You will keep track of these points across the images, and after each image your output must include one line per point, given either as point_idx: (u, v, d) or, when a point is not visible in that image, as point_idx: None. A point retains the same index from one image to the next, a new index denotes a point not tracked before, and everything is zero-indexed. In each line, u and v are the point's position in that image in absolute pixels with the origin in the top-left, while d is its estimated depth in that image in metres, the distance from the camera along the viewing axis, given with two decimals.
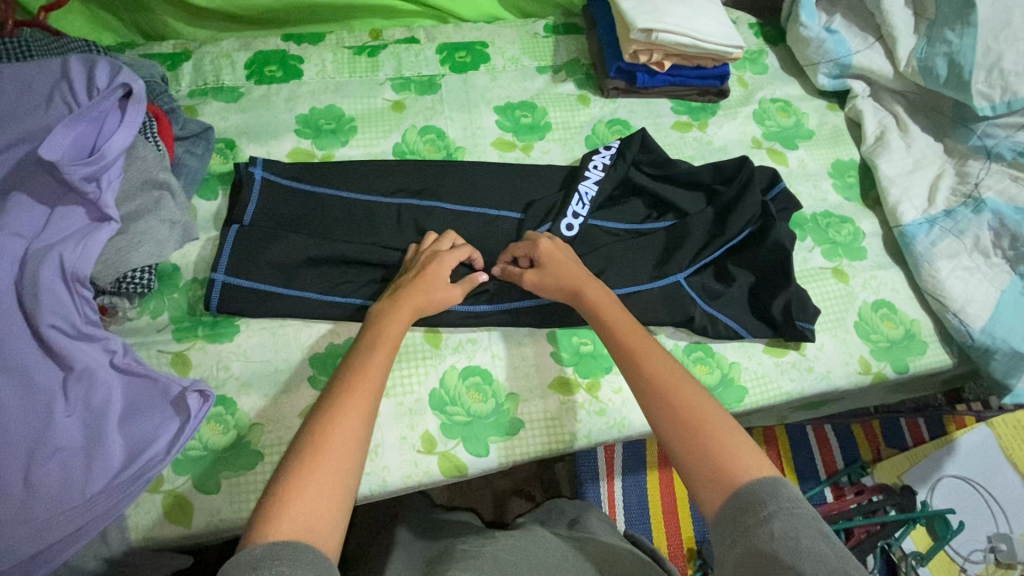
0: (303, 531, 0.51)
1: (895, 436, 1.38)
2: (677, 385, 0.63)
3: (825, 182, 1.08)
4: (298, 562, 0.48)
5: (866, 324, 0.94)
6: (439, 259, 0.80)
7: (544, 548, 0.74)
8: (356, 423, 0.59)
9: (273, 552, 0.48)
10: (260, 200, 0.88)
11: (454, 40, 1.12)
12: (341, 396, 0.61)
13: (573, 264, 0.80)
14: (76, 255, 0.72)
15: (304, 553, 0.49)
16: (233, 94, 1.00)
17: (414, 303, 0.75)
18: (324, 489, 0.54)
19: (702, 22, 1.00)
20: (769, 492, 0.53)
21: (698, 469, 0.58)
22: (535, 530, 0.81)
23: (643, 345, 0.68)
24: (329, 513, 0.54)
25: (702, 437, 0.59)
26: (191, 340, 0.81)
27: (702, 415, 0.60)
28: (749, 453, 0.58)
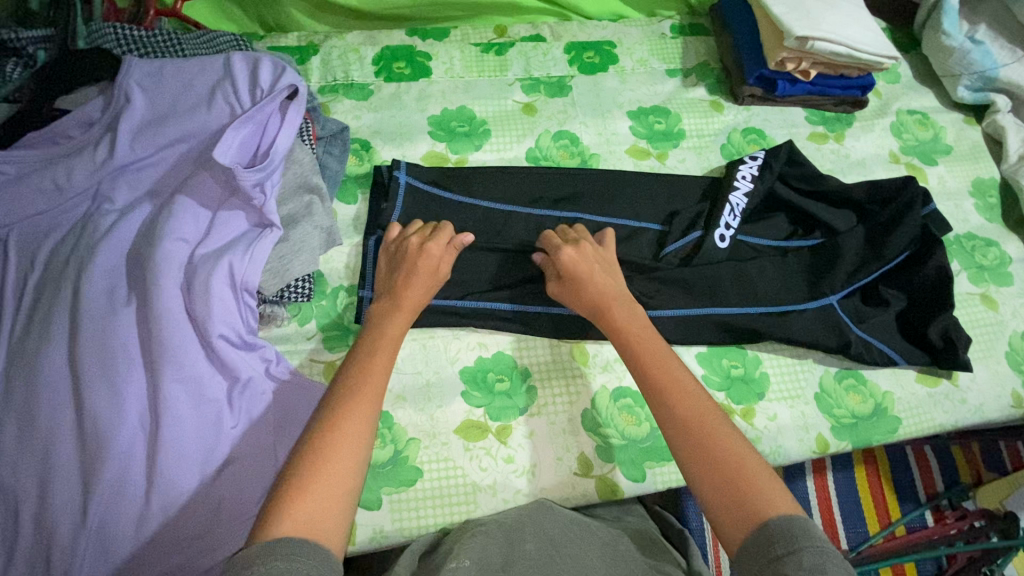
0: (304, 529, 0.51)
1: (996, 461, 1.35)
2: (706, 421, 0.61)
3: (967, 201, 1.03)
4: (293, 557, 0.47)
5: (1017, 355, 0.91)
6: (426, 248, 0.77)
7: (555, 522, 0.67)
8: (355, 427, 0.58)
9: (268, 550, 0.48)
10: (405, 206, 0.86)
11: (581, 39, 1.07)
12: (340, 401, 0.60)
13: (596, 273, 0.76)
14: (245, 264, 0.71)
15: (299, 545, 0.49)
16: (364, 92, 0.97)
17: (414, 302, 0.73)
18: (324, 490, 0.54)
19: (855, 29, 0.96)
20: (795, 528, 0.52)
21: (721, 497, 0.56)
22: (548, 502, 0.73)
23: (680, 376, 0.65)
24: (332, 512, 0.53)
25: (736, 480, 0.56)
26: (343, 350, 0.79)
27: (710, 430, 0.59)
28: (773, 486, 0.56)
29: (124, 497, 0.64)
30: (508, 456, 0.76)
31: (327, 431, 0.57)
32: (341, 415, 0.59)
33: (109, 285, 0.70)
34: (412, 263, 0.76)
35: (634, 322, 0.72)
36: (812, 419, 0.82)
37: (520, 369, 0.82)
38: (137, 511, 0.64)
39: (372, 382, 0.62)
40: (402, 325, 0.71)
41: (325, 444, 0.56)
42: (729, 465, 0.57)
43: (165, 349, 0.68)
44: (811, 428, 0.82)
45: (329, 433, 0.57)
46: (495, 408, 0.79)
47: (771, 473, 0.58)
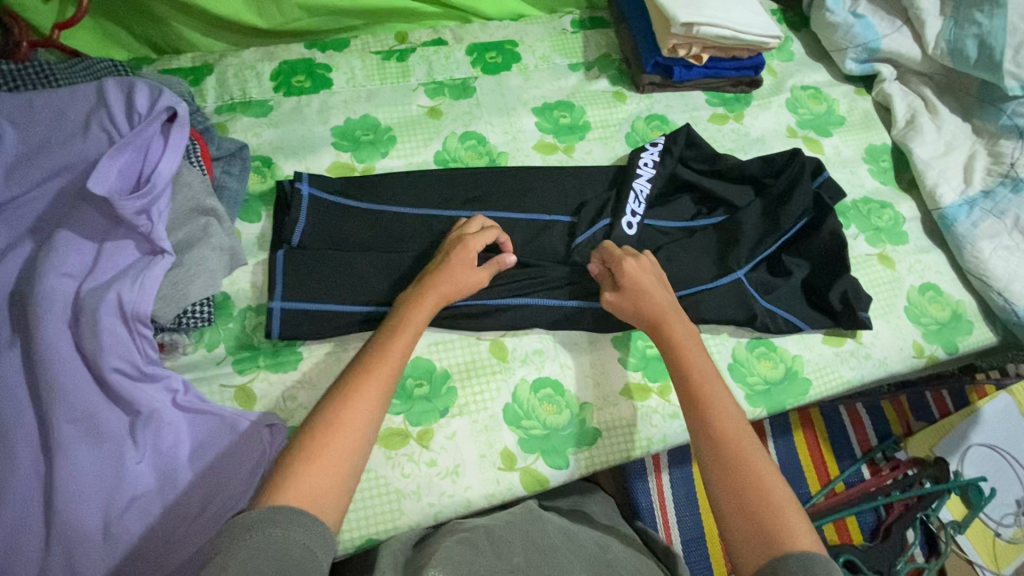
0: (308, 503, 0.54)
1: (923, 410, 1.43)
2: (736, 441, 0.63)
3: (861, 167, 1.08)
4: (288, 526, 0.50)
5: (916, 308, 0.96)
6: (467, 243, 0.79)
7: (544, 531, 0.70)
8: (368, 408, 0.61)
9: (267, 516, 0.51)
10: (309, 218, 0.85)
11: (483, 40, 1.08)
12: (357, 384, 0.63)
13: (657, 288, 0.78)
14: (135, 293, 0.69)
15: (298, 516, 0.52)
16: (263, 108, 0.96)
17: (440, 292, 0.75)
18: (330, 469, 0.56)
19: (738, 12, 1.00)
20: (814, 563, 0.52)
21: (735, 511, 0.59)
22: (531, 503, 0.76)
23: (715, 392, 0.68)
24: (333, 489, 0.56)
25: (752, 499, 0.59)
26: (254, 371, 0.78)
27: (744, 451, 0.62)
28: (799, 520, 0.57)
29: (21, 545, 0.62)
30: (431, 459, 0.76)
31: (341, 412, 0.60)
32: (354, 397, 0.61)
33: None
34: (447, 255, 0.79)
35: (686, 337, 0.74)
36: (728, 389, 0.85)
37: (438, 371, 0.81)
38: (38, 557, 0.62)
39: (384, 369, 0.65)
40: (423, 319, 0.72)
41: (335, 424, 0.59)
42: (757, 484, 0.60)
43: (55, 389, 0.65)
44: None
45: (342, 411, 0.61)
46: (415, 412, 0.78)
47: (800, 511, 0.59)
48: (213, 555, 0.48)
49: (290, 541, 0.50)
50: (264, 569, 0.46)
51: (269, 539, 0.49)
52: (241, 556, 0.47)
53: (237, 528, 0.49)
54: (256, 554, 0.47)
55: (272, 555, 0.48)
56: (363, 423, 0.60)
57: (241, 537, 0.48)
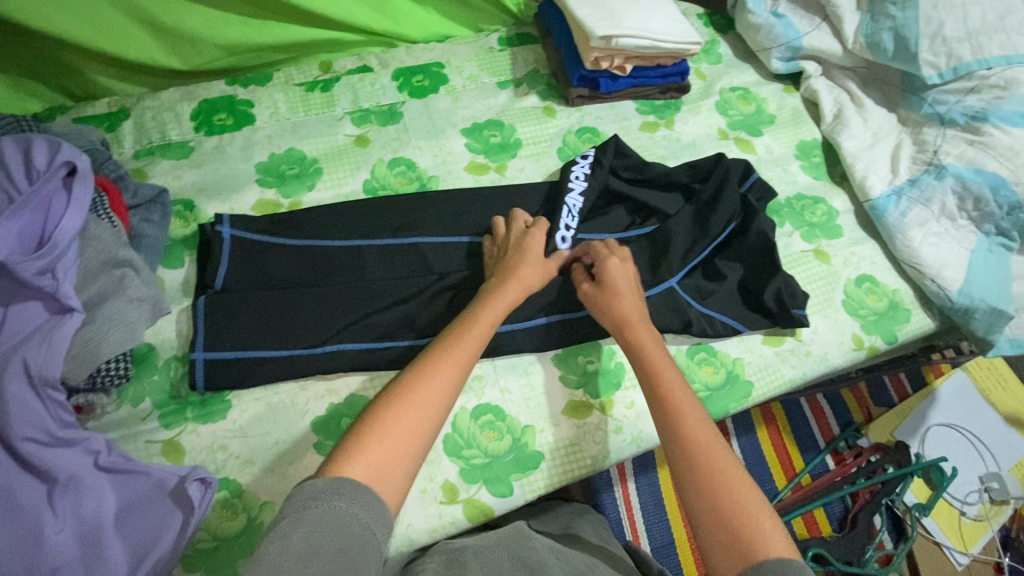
0: (373, 479, 0.55)
1: (882, 395, 1.45)
2: (710, 443, 0.62)
3: (793, 164, 1.10)
4: (354, 503, 0.52)
5: (853, 301, 0.97)
6: (537, 234, 0.83)
7: (533, 550, 0.67)
8: (438, 394, 0.62)
9: (332, 487, 0.52)
10: (232, 261, 0.83)
11: (409, 64, 1.08)
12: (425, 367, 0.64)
13: (629, 291, 0.79)
14: (41, 357, 0.67)
15: (361, 493, 0.53)
16: (183, 150, 0.94)
17: (519, 283, 0.77)
18: (393, 448, 0.57)
19: (657, 22, 1.01)
20: (789, 569, 0.51)
21: (711, 520, 0.57)
22: (523, 527, 0.75)
23: (685, 399, 0.66)
24: (395, 472, 0.56)
25: (732, 506, 0.57)
26: (181, 424, 0.76)
27: (714, 453, 0.61)
28: (773, 524, 0.55)
29: None
30: None
31: (412, 393, 0.61)
32: (426, 381, 0.63)
33: None
34: (527, 245, 0.82)
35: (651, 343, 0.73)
36: None
37: None
38: None
39: (455, 358, 0.66)
40: (502, 308, 0.74)
41: (403, 405, 0.60)
42: (731, 488, 0.58)
43: None
44: None
45: (413, 392, 0.61)
46: None
47: (773, 514, 0.57)
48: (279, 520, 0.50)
49: (351, 519, 0.51)
50: (323, 544, 0.48)
51: (333, 512, 0.50)
52: (301, 528, 0.49)
53: (303, 496, 0.51)
54: (316, 528, 0.49)
55: (336, 527, 0.49)
56: (431, 406, 0.61)
57: (305, 507, 0.50)
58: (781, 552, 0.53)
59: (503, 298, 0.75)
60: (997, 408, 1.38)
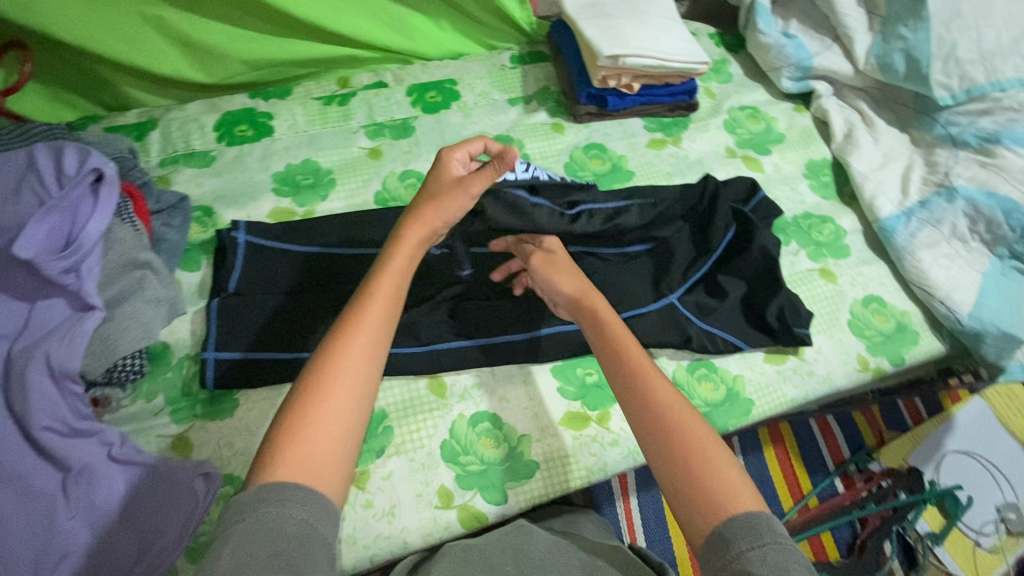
0: (303, 475, 0.49)
1: (895, 418, 1.43)
2: (675, 414, 0.58)
3: (801, 183, 1.10)
4: (287, 503, 0.47)
5: (859, 321, 0.96)
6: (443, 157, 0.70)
7: (536, 550, 0.67)
8: (360, 362, 0.56)
9: (264, 496, 0.47)
10: (245, 265, 0.86)
11: (423, 80, 1.12)
12: (342, 336, 0.57)
13: (572, 266, 0.80)
14: (63, 351, 0.71)
15: (294, 493, 0.47)
16: (205, 159, 0.98)
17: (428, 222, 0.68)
18: (323, 435, 0.51)
19: (665, 42, 1.03)
20: (760, 524, 0.50)
21: (678, 483, 0.55)
22: (524, 525, 0.73)
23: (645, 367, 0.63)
24: (329, 454, 0.51)
25: (704, 474, 0.54)
26: (191, 421, 0.79)
27: (682, 420, 0.58)
28: (744, 485, 0.54)
29: None
30: (367, 501, 0.76)
31: (333, 366, 0.55)
32: (345, 349, 0.56)
33: None
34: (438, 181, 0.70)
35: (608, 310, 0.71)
36: None
37: (376, 412, 0.82)
38: None
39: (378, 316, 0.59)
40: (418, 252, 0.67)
41: (326, 381, 0.54)
42: (703, 456, 0.55)
43: None
44: None
45: (333, 366, 0.55)
46: None
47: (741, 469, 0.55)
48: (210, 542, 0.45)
49: (288, 520, 0.46)
50: (254, 555, 0.43)
51: (266, 518, 0.45)
52: (231, 544, 0.44)
53: (232, 513, 0.46)
54: (244, 540, 0.44)
55: (272, 532, 0.45)
56: (359, 380, 0.55)
57: (236, 520, 0.45)
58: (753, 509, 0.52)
59: (417, 239, 0.67)
60: (1015, 436, 1.33)
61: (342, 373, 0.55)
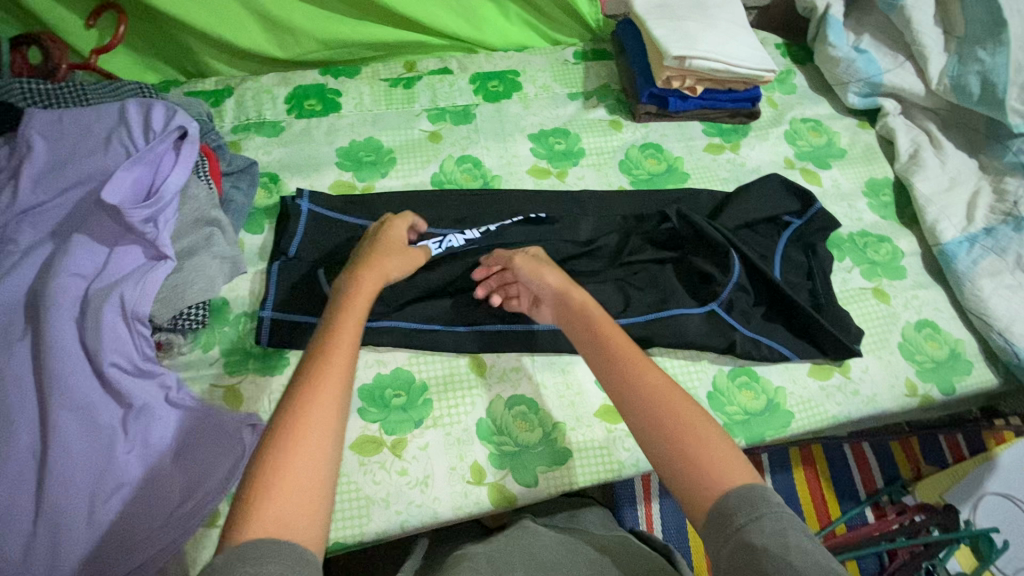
0: (281, 520, 0.44)
1: (935, 453, 1.38)
2: (682, 429, 0.54)
3: (861, 201, 1.07)
4: (269, 555, 0.42)
5: (910, 345, 0.94)
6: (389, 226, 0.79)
7: (541, 552, 0.69)
8: (333, 384, 0.52)
9: (240, 555, 0.42)
10: (307, 232, 0.90)
11: (486, 69, 1.14)
12: (309, 363, 0.53)
13: (551, 271, 0.75)
14: (136, 294, 0.75)
15: (270, 553, 0.42)
16: (275, 129, 1.03)
17: (376, 271, 0.69)
18: (297, 486, 0.46)
19: (733, 47, 1.02)
20: (757, 496, 0.49)
21: (682, 472, 0.53)
22: (526, 524, 0.76)
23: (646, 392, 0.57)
24: (308, 489, 0.47)
25: (710, 479, 0.51)
26: (244, 373, 0.82)
27: (686, 434, 0.54)
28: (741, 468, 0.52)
29: (11, 528, 0.64)
30: (401, 469, 0.78)
31: (299, 400, 0.50)
32: (317, 375, 0.52)
33: (6, 322, 0.73)
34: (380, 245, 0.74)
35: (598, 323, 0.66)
36: None
37: (417, 384, 0.84)
38: (25, 534, 0.65)
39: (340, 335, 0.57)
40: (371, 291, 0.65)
41: (297, 410, 0.50)
42: (710, 464, 0.52)
43: (57, 380, 0.70)
44: None
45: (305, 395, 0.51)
46: (391, 422, 0.81)
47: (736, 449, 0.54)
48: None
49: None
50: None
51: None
52: None
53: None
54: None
55: None
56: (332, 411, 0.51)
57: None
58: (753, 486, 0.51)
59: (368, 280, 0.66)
60: None
61: (310, 412, 0.50)
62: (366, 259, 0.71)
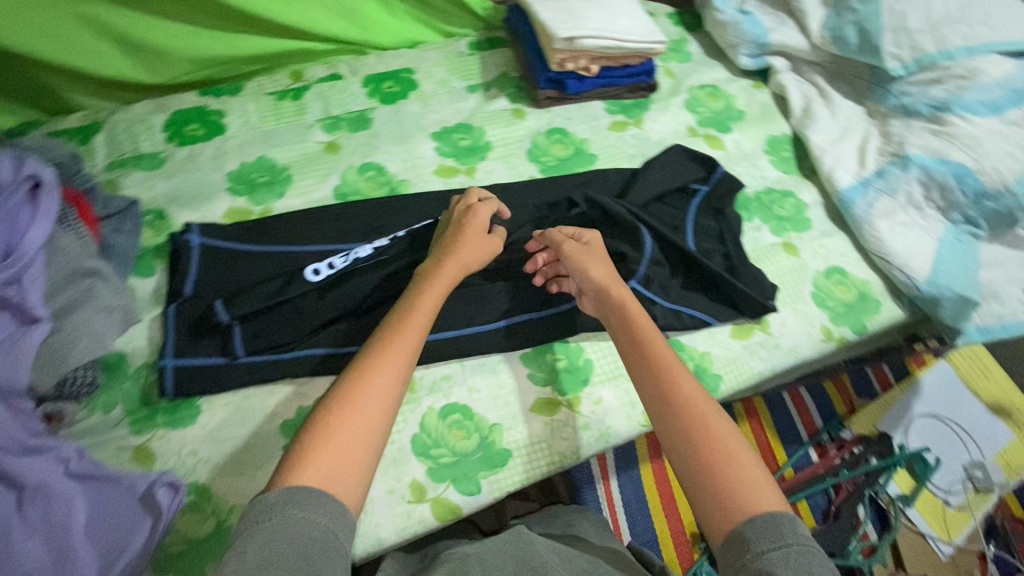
0: (328, 477, 0.56)
1: (863, 385, 1.47)
2: (700, 418, 0.62)
3: (763, 159, 1.10)
4: (310, 508, 0.53)
5: (822, 293, 0.98)
6: (474, 211, 0.85)
7: (535, 553, 0.69)
8: (388, 374, 0.64)
9: (286, 498, 0.53)
10: (203, 268, 0.85)
11: (379, 71, 1.10)
12: (376, 353, 0.65)
13: (597, 265, 0.82)
14: (8, 365, 0.68)
15: (316, 500, 0.53)
16: (155, 161, 0.95)
17: (456, 265, 0.78)
18: (345, 449, 0.58)
19: (621, 22, 1.02)
20: (783, 526, 0.53)
21: (685, 452, 0.61)
22: (519, 528, 0.76)
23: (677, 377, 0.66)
24: (353, 458, 0.58)
25: (721, 473, 0.58)
26: (152, 430, 0.77)
27: (705, 426, 0.61)
28: (766, 486, 0.57)
29: None
30: None
31: (361, 379, 0.63)
32: (378, 362, 0.64)
33: None
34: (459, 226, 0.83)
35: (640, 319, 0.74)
36: (636, 394, 0.87)
37: None
38: None
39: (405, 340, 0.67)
40: (440, 289, 0.75)
41: (358, 387, 0.62)
42: (724, 462, 0.59)
43: None
44: (637, 402, 0.87)
45: (365, 378, 0.63)
46: None
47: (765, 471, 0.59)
48: (235, 537, 0.50)
49: (311, 524, 0.52)
50: (279, 556, 0.48)
51: (289, 522, 0.51)
52: (257, 542, 0.49)
53: (256, 513, 0.52)
54: (271, 539, 0.50)
55: (292, 536, 0.50)
56: (381, 400, 0.62)
57: (260, 521, 0.51)
58: (773, 507, 0.56)
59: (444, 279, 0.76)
60: (977, 394, 1.40)
61: (367, 391, 0.62)
62: (447, 249, 0.81)
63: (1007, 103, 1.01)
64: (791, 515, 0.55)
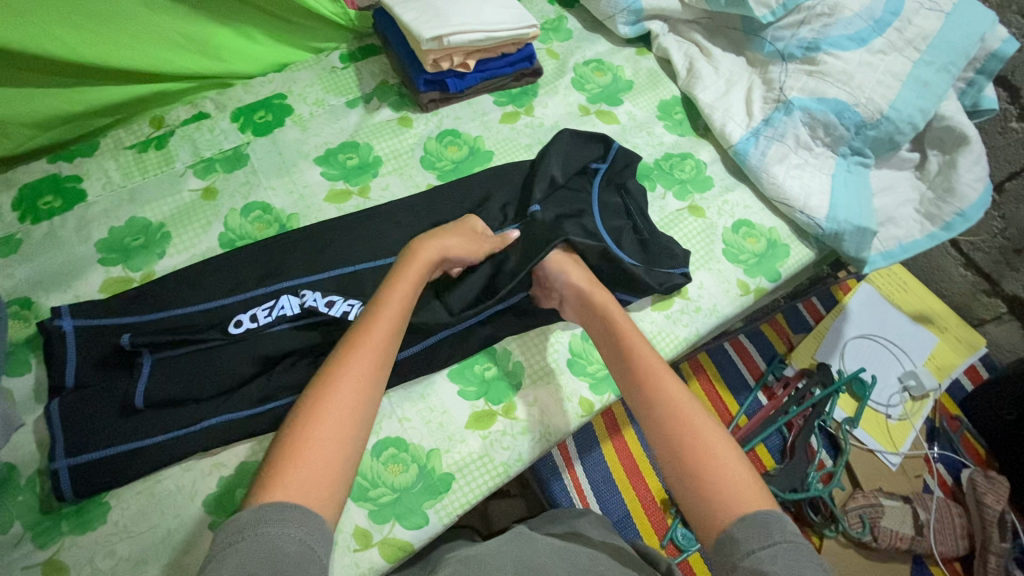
0: (300, 492, 0.53)
1: (798, 321, 1.50)
2: (684, 410, 0.63)
3: (657, 126, 1.11)
4: (285, 525, 0.50)
5: (733, 248, 0.99)
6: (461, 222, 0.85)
7: (534, 552, 0.68)
8: (360, 380, 0.61)
9: (258, 518, 0.50)
10: (81, 352, 0.77)
11: (248, 101, 1.03)
12: (348, 357, 0.63)
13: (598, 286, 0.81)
14: None
15: (289, 515, 0.51)
16: (8, 244, 0.86)
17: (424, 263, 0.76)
18: (322, 457, 0.55)
19: (487, 12, 0.99)
20: (771, 524, 0.53)
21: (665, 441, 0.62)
22: (525, 531, 0.75)
23: (659, 371, 0.68)
24: (329, 472, 0.55)
25: (701, 462, 0.59)
26: (58, 541, 0.69)
27: (689, 419, 0.62)
28: (750, 481, 0.57)
29: None
30: None
31: (336, 386, 0.60)
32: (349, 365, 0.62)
33: None
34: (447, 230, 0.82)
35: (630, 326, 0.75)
36: (570, 388, 0.86)
37: None
38: None
39: (374, 347, 0.65)
40: (406, 290, 0.72)
41: (327, 392, 0.60)
42: (709, 453, 0.59)
43: None
44: (572, 395, 0.86)
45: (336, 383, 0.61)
46: None
47: (749, 469, 0.59)
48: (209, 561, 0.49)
49: (284, 541, 0.49)
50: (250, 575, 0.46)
51: (258, 544, 0.49)
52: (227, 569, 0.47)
53: (229, 536, 0.50)
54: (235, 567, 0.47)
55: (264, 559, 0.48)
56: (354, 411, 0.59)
57: (234, 542, 0.49)
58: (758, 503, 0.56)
59: (410, 281, 0.73)
60: (899, 308, 1.48)
61: (338, 399, 0.59)
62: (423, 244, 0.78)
63: (870, 33, 1.03)
64: (776, 510, 0.55)
